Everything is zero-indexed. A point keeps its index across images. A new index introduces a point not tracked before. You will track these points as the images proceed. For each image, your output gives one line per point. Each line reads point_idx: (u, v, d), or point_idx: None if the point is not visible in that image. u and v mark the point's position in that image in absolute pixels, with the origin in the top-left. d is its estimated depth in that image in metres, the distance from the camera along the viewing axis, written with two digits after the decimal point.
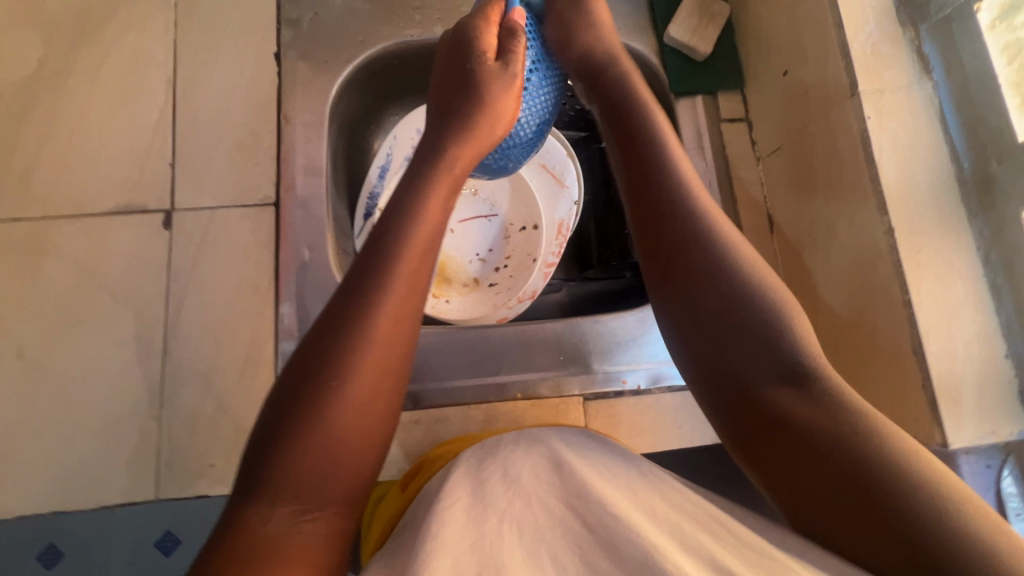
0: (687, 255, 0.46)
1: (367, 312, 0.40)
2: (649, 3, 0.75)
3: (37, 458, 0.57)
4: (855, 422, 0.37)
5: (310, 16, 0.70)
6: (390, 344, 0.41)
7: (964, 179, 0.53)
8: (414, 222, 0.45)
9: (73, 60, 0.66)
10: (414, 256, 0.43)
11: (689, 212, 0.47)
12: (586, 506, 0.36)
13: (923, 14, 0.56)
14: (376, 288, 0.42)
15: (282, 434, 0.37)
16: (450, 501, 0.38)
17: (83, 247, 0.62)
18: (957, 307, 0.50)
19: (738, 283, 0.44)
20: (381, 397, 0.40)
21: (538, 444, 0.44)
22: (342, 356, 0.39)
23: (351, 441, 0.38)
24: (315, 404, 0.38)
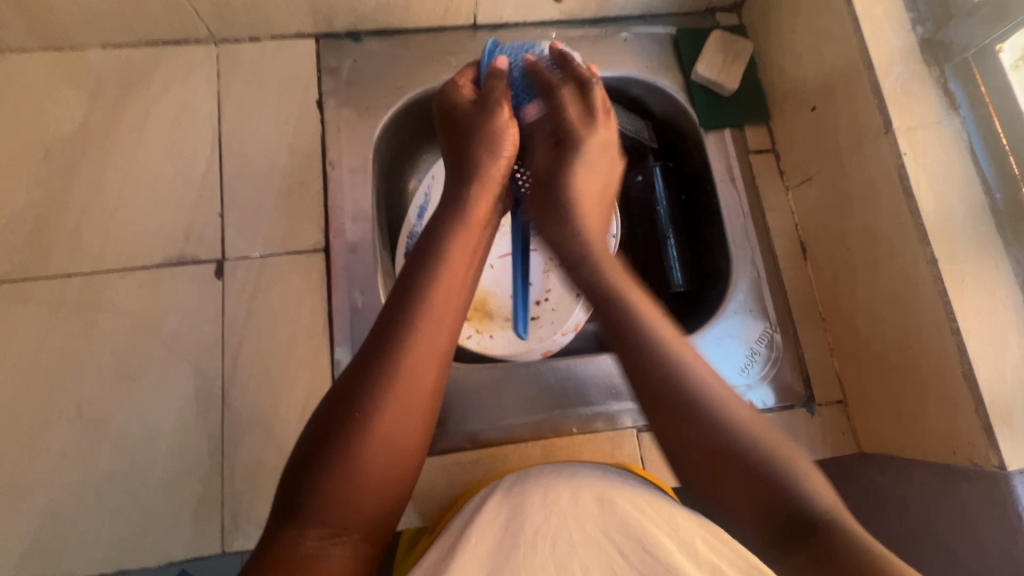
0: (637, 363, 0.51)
1: (404, 346, 0.45)
2: (674, 42, 0.78)
3: (102, 514, 0.57)
4: (767, 472, 0.46)
5: (350, 63, 0.72)
6: (424, 380, 0.45)
7: (998, 210, 0.55)
8: (438, 260, 0.50)
9: (118, 113, 0.67)
10: (445, 292, 0.48)
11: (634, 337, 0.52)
12: (619, 534, 0.44)
13: (946, 53, 0.59)
14: (406, 324, 0.46)
15: (320, 459, 0.41)
16: (488, 518, 0.47)
17: (137, 300, 0.62)
18: (1004, 332, 0.52)
19: (712, 400, 0.49)
20: (412, 429, 0.44)
21: (576, 473, 0.50)
22: (374, 388, 0.43)
23: (381, 471, 0.42)
24: (348, 432, 0.42)
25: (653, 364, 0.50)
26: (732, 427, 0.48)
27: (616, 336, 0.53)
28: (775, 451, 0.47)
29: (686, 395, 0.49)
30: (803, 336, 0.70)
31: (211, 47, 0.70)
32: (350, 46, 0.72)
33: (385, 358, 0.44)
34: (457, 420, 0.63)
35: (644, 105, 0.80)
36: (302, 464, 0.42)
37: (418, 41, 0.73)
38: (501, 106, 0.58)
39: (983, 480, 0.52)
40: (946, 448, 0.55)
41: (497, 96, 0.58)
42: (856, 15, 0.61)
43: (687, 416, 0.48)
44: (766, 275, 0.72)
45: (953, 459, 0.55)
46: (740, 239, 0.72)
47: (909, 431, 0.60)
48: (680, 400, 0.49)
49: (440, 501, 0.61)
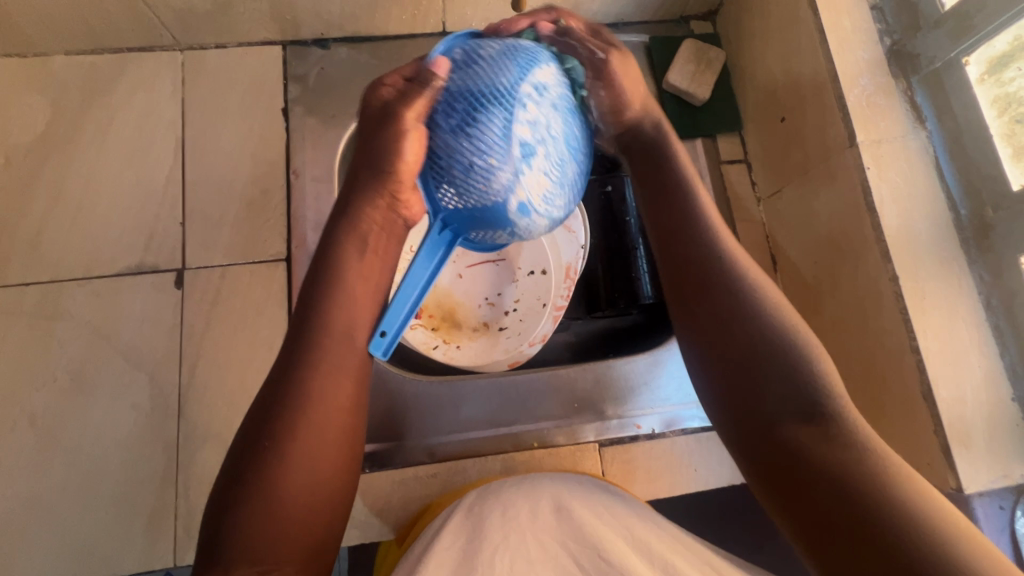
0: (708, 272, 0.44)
1: (305, 377, 0.40)
2: (647, 50, 0.77)
3: (53, 526, 0.56)
4: (819, 397, 0.38)
5: (317, 71, 0.71)
6: (333, 408, 0.40)
7: (963, 225, 0.54)
8: (350, 253, 0.45)
9: (81, 120, 0.67)
10: (353, 312, 0.43)
11: (726, 278, 0.44)
12: (576, 541, 0.42)
13: (913, 67, 0.58)
14: (321, 326, 0.41)
15: (228, 519, 0.36)
16: (445, 545, 0.43)
17: (95, 310, 0.62)
18: (964, 351, 0.51)
19: (780, 325, 0.41)
20: (331, 461, 0.39)
21: (535, 485, 0.48)
22: (289, 403, 0.38)
23: (305, 492, 0.38)
24: (261, 459, 0.37)
25: (732, 287, 0.43)
26: (802, 361, 0.40)
27: (691, 285, 0.45)
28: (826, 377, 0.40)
29: (745, 325, 0.42)
30: None
31: (177, 53, 0.70)
32: (317, 52, 0.72)
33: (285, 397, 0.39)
34: (416, 434, 0.63)
35: None
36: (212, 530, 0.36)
37: (386, 48, 0.73)
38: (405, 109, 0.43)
39: None
40: (907, 469, 0.54)
41: (401, 109, 0.43)
42: (822, 26, 0.60)
43: (739, 352, 0.41)
44: None
45: None
46: None
47: None
48: (732, 309, 0.42)
49: (398, 515, 0.60)
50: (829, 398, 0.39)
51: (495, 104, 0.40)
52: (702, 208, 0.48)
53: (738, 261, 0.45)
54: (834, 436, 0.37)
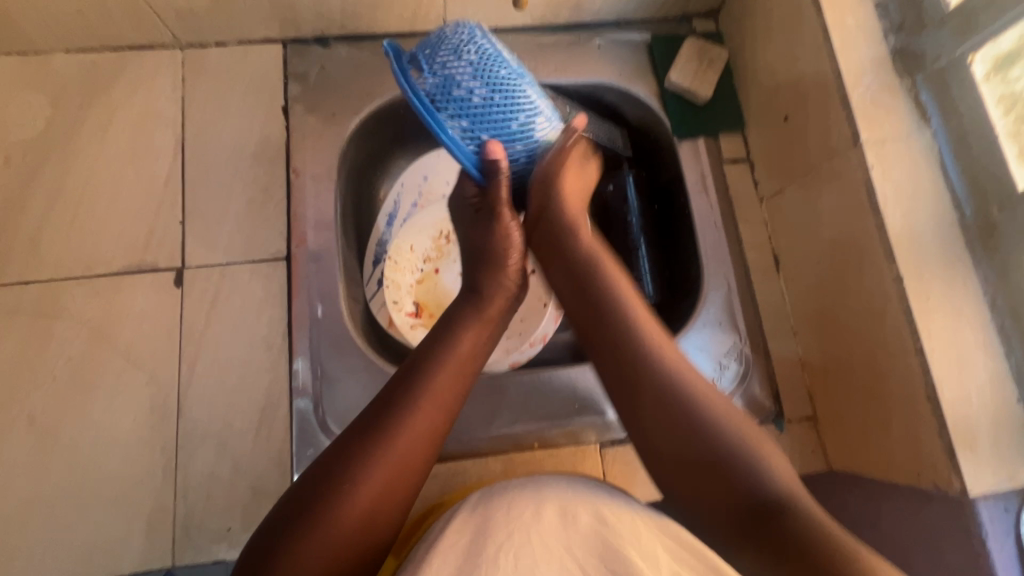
0: (629, 370, 0.50)
1: (401, 418, 0.45)
2: (649, 49, 0.77)
3: (52, 525, 0.56)
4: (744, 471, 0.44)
5: (317, 69, 0.71)
6: (414, 460, 0.45)
7: (968, 225, 0.54)
8: (465, 318, 0.52)
9: (81, 118, 0.67)
10: (452, 375, 0.49)
11: (641, 358, 0.50)
12: (582, 547, 0.42)
13: (917, 64, 0.57)
14: (428, 379, 0.48)
15: (300, 511, 0.42)
16: (449, 544, 0.43)
17: (94, 308, 0.61)
18: (969, 351, 0.51)
19: (688, 398, 0.47)
20: (393, 500, 0.44)
21: (539, 483, 0.47)
22: (382, 439, 0.44)
23: (359, 524, 0.42)
24: (341, 476, 0.43)
25: (638, 371, 0.49)
26: (723, 429, 0.46)
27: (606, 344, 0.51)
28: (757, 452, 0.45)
29: (673, 405, 0.47)
30: (774, 351, 0.69)
31: (177, 51, 0.69)
32: (317, 51, 0.71)
33: (382, 428, 0.45)
34: None
35: (619, 112, 0.78)
36: (281, 517, 0.42)
37: (386, 46, 0.72)
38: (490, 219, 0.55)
39: (947, 504, 0.51)
40: (911, 470, 0.54)
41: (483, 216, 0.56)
42: (826, 25, 0.60)
43: (673, 422, 0.47)
44: (737, 288, 0.70)
45: (918, 482, 0.53)
46: (711, 251, 0.71)
47: (877, 452, 0.58)
48: (657, 398, 0.48)
49: None
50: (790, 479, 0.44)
51: (497, 77, 0.51)
52: (613, 290, 0.53)
53: (652, 340, 0.51)
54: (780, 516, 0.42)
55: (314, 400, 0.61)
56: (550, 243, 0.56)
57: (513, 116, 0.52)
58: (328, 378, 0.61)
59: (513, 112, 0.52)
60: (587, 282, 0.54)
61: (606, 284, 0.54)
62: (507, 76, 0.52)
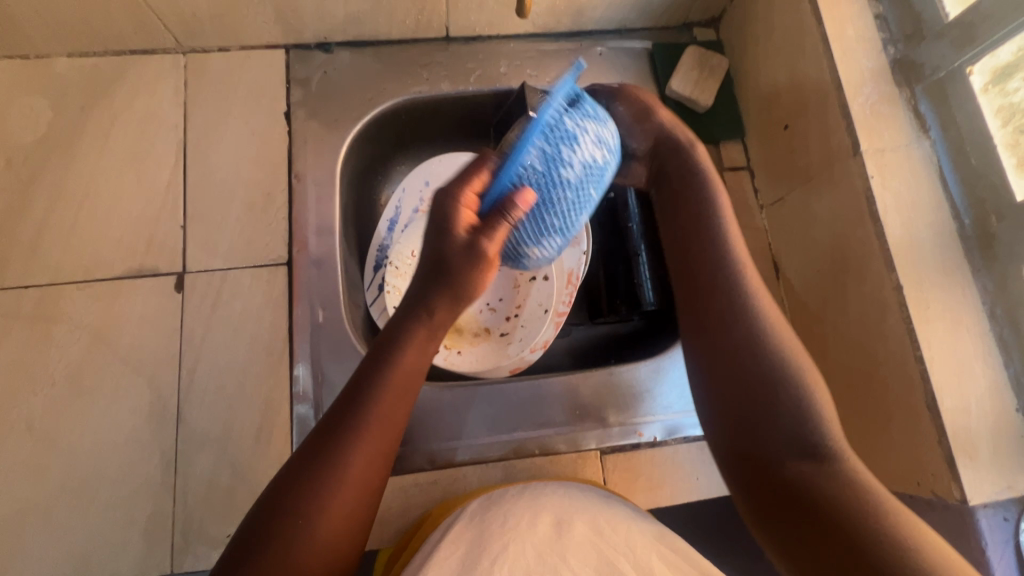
0: (732, 338, 0.51)
1: (348, 443, 0.43)
2: (650, 57, 0.77)
3: (49, 531, 0.56)
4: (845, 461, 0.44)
5: (320, 75, 0.71)
6: (366, 484, 0.43)
7: (966, 235, 0.54)
8: (407, 330, 0.48)
9: (82, 122, 0.66)
10: (400, 388, 0.46)
11: (744, 327, 0.51)
12: (577, 558, 0.42)
13: (917, 75, 0.58)
14: (371, 399, 0.44)
15: (249, 554, 0.39)
16: (446, 553, 0.42)
17: (94, 313, 0.61)
18: (967, 360, 0.51)
19: (791, 377, 0.48)
20: (348, 527, 0.42)
21: (535, 494, 0.47)
22: (327, 467, 0.42)
23: (317, 555, 0.40)
24: (287, 512, 0.40)
25: (753, 336, 0.50)
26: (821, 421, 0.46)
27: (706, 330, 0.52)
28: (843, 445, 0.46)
29: (784, 389, 0.47)
30: None
31: (180, 56, 0.69)
32: (320, 57, 0.72)
33: (327, 458, 0.42)
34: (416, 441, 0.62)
35: None
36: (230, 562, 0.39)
37: (389, 53, 0.73)
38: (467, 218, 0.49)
39: (946, 513, 0.51)
40: (910, 479, 0.54)
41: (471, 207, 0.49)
42: (826, 36, 0.60)
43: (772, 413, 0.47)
44: None
45: (916, 490, 0.54)
46: None
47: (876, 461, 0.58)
48: (732, 366, 0.50)
49: (397, 524, 0.60)
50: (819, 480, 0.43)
51: (559, 158, 0.49)
52: (740, 274, 0.53)
53: (770, 323, 0.51)
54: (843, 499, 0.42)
55: (314, 405, 0.61)
56: (693, 214, 0.58)
57: (544, 191, 0.50)
58: (329, 384, 0.62)
59: (568, 188, 0.51)
60: (693, 266, 0.56)
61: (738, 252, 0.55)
62: (575, 174, 0.50)
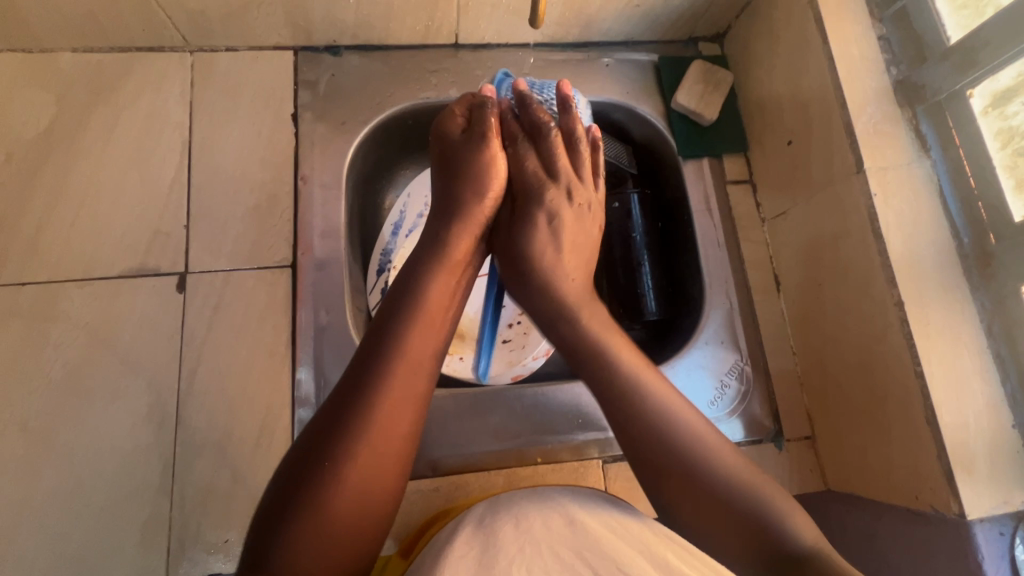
0: (664, 470, 0.47)
1: (374, 393, 0.44)
2: (656, 70, 0.78)
3: (39, 535, 0.54)
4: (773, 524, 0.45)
5: (328, 77, 0.71)
6: (395, 430, 0.44)
7: (965, 253, 0.55)
8: (435, 268, 0.52)
9: (85, 118, 0.66)
10: (424, 340, 0.48)
11: (666, 443, 0.48)
12: (591, 553, 0.41)
13: (918, 96, 0.59)
14: (405, 329, 0.47)
15: (284, 507, 0.40)
16: (460, 553, 0.42)
17: (93, 312, 0.60)
18: (966, 377, 0.52)
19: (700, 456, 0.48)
20: (381, 474, 0.43)
21: (548, 496, 0.47)
22: (372, 396, 0.44)
23: (361, 485, 0.42)
24: (333, 441, 0.42)
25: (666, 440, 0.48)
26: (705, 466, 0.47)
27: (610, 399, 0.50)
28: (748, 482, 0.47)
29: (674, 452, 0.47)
30: (774, 370, 0.70)
31: (186, 55, 0.69)
32: (328, 59, 0.71)
33: (353, 409, 0.43)
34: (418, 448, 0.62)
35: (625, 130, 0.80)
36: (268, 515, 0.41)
37: (398, 57, 0.73)
38: (490, 139, 0.56)
39: (944, 527, 0.52)
40: (909, 492, 0.55)
41: (484, 129, 0.56)
42: (831, 55, 0.61)
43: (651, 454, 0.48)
44: (738, 307, 0.71)
45: (916, 503, 0.54)
46: (714, 271, 0.72)
47: (874, 473, 0.59)
48: (667, 451, 0.47)
49: (397, 530, 0.59)
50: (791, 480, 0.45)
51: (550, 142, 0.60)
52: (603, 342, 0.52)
53: (641, 376, 0.51)
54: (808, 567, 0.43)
55: (316, 410, 0.60)
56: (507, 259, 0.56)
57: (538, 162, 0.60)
58: (330, 389, 0.61)
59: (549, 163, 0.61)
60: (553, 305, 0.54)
61: (583, 332, 0.53)
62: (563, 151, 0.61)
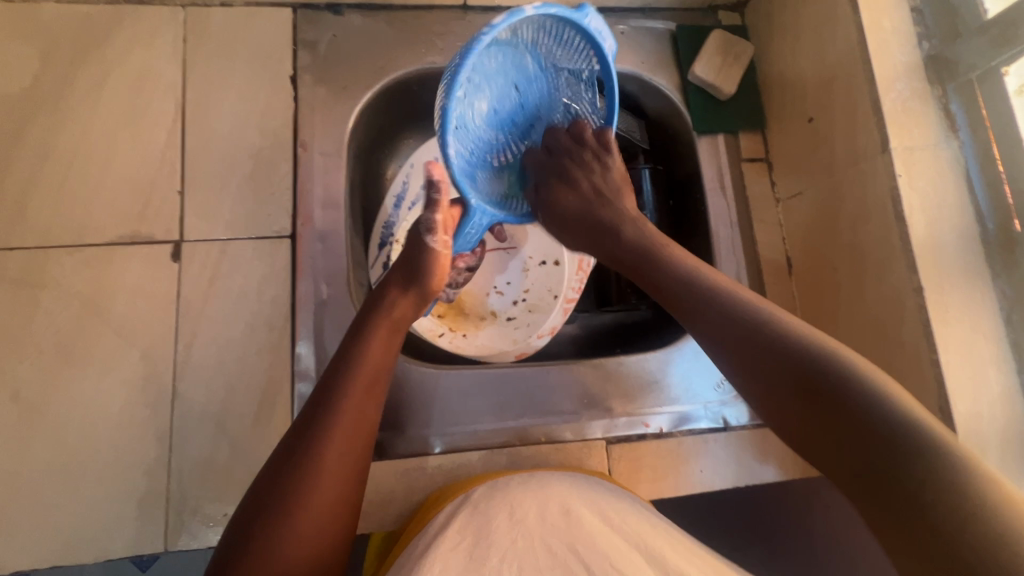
0: (696, 305, 0.46)
1: (332, 408, 0.44)
2: (673, 39, 0.74)
3: (34, 504, 0.54)
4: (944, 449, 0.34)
5: (328, 38, 0.67)
6: (353, 442, 0.45)
7: (989, 239, 0.54)
8: (379, 299, 0.51)
9: (71, 74, 0.62)
10: (380, 354, 0.48)
11: (715, 300, 0.46)
12: (584, 544, 0.42)
13: (951, 73, 0.56)
14: (359, 345, 0.48)
15: (236, 570, 0.39)
16: (451, 545, 0.42)
17: (85, 280, 0.58)
18: (982, 368, 0.52)
19: (779, 339, 0.42)
20: (345, 489, 0.44)
21: (543, 483, 0.47)
22: (326, 414, 0.44)
23: (327, 496, 0.42)
24: (296, 463, 0.42)
25: (734, 321, 0.44)
26: (805, 354, 0.40)
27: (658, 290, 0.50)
28: (829, 345, 0.40)
29: (777, 351, 0.41)
30: None
31: (177, 9, 0.65)
32: (329, 19, 0.67)
33: (312, 430, 0.44)
34: (421, 426, 0.61)
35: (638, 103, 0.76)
36: (220, 562, 0.40)
37: (403, 18, 0.69)
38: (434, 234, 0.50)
39: None
40: None
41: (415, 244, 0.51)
42: (861, 27, 0.58)
43: (668, 288, 0.49)
44: (749, 288, 0.69)
45: None
46: (726, 251, 0.70)
47: None
48: (740, 338, 0.43)
49: (398, 508, 0.59)
50: (925, 428, 0.35)
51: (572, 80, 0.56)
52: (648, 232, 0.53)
53: (701, 271, 0.48)
54: (916, 474, 0.33)
55: (316, 385, 0.59)
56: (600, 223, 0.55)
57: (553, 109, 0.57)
58: None
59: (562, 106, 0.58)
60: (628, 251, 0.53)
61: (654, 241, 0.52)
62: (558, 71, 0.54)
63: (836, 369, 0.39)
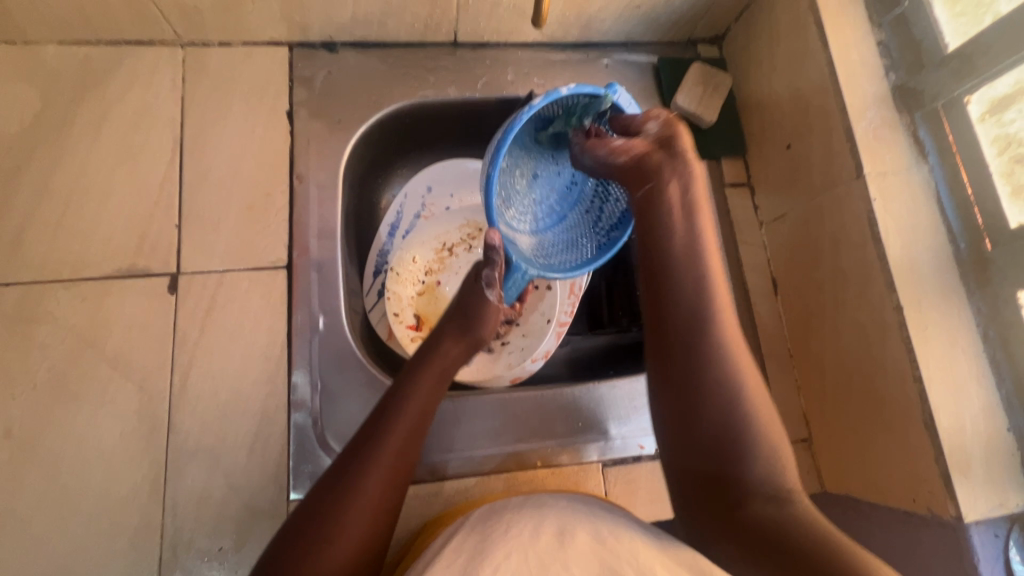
0: (678, 335, 0.50)
1: (389, 424, 0.48)
2: (655, 71, 0.78)
3: (23, 542, 0.53)
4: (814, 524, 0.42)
5: (324, 74, 0.69)
6: (405, 459, 0.48)
7: (962, 258, 0.56)
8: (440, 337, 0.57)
9: (71, 112, 0.64)
10: (432, 386, 0.53)
11: (704, 347, 0.49)
12: (580, 565, 0.42)
13: (917, 102, 0.59)
14: (416, 372, 0.53)
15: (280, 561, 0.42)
16: (446, 562, 0.42)
17: (80, 313, 0.58)
18: (963, 382, 0.53)
19: (734, 385, 0.48)
20: (389, 503, 0.46)
21: (539, 505, 0.48)
22: (384, 427, 0.48)
23: (377, 504, 0.45)
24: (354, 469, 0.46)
25: (702, 368, 0.48)
26: (742, 398, 0.47)
27: (658, 331, 0.51)
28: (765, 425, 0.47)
29: (711, 388, 0.47)
30: (772, 374, 0.69)
31: (177, 49, 0.67)
32: (324, 56, 0.70)
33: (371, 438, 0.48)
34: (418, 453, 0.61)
35: None
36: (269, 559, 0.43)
37: (396, 55, 0.71)
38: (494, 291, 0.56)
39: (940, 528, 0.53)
40: (906, 495, 0.55)
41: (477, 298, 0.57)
42: (832, 60, 0.62)
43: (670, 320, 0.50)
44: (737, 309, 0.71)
45: (913, 506, 0.55)
46: None
47: (870, 476, 0.60)
48: (696, 368, 0.48)
49: (395, 537, 0.59)
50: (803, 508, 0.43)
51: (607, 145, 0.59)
52: (708, 278, 0.51)
53: (724, 327, 0.50)
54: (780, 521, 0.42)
55: (312, 413, 0.60)
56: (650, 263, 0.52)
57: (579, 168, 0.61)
58: (329, 392, 0.61)
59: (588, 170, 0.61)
60: (656, 282, 0.52)
61: (685, 278, 0.51)
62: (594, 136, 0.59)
63: (761, 434, 0.46)
